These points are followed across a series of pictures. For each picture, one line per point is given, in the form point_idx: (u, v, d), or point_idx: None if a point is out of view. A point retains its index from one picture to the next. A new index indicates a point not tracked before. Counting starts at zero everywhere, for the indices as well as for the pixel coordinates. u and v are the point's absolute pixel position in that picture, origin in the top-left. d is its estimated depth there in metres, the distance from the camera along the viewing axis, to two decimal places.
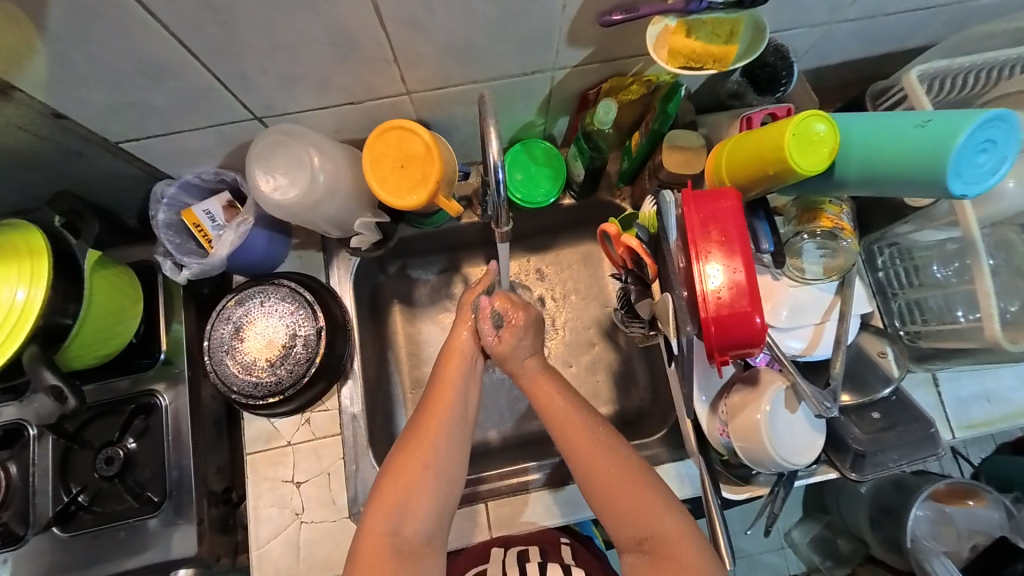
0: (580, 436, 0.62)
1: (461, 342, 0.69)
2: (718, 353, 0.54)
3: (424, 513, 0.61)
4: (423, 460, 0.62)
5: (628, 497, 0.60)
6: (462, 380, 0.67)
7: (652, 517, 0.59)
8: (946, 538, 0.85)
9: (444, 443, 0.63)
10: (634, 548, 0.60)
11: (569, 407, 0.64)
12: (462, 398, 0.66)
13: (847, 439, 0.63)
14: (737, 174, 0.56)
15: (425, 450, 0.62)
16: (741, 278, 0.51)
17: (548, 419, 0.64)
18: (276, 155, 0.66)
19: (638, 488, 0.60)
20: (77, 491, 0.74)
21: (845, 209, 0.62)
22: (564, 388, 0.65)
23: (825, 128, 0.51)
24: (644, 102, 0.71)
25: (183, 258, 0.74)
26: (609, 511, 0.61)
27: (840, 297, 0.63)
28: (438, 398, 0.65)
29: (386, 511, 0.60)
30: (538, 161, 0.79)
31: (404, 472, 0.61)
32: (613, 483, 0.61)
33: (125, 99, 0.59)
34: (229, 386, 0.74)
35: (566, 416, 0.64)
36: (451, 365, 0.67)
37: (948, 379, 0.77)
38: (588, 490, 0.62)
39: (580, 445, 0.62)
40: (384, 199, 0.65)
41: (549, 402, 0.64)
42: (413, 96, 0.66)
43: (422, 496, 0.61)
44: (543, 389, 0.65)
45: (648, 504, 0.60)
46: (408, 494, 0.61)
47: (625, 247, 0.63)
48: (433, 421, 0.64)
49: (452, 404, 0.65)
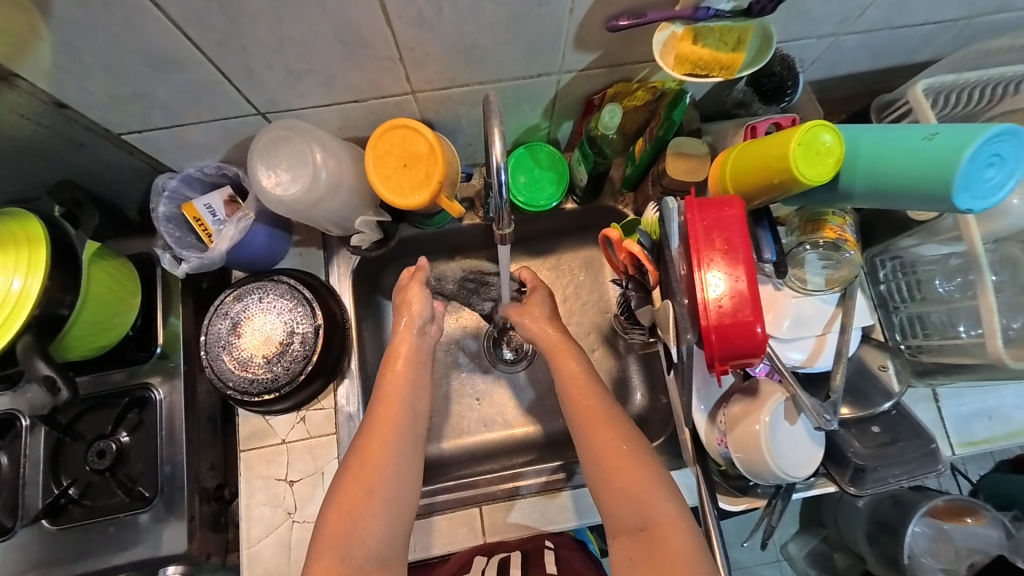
0: (590, 403, 0.67)
1: (405, 339, 0.74)
2: (719, 362, 0.53)
3: (369, 537, 0.59)
4: (367, 484, 0.62)
5: (627, 466, 0.61)
6: (406, 390, 0.70)
7: (648, 492, 0.60)
8: (944, 555, 0.84)
9: (400, 436, 0.66)
10: (627, 531, 0.60)
11: (581, 376, 0.69)
12: (414, 412, 0.69)
13: (847, 453, 0.62)
14: (741, 183, 0.56)
15: (370, 473, 0.62)
16: (743, 287, 0.51)
17: (562, 381, 0.70)
18: (280, 151, 0.66)
19: (638, 457, 0.62)
20: (67, 484, 0.73)
21: (849, 220, 0.62)
22: (580, 354, 0.72)
23: (831, 139, 0.50)
24: (649, 109, 0.71)
25: (182, 252, 0.74)
26: (607, 486, 0.62)
27: (842, 309, 0.63)
28: (382, 410, 0.67)
29: (332, 544, 0.58)
30: (542, 164, 0.79)
31: (349, 498, 0.61)
32: (616, 450, 0.63)
33: (131, 90, 0.59)
34: (225, 382, 0.73)
35: (579, 385, 0.69)
36: (397, 371, 0.71)
37: (949, 396, 0.76)
38: (591, 460, 0.64)
39: (590, 416, 0.65)
40: (386, 198, 0.64)
41: (569, 360, 0.71)
42: (418, 95, 0.66)
43: (370, 523, 0.60)
44: (561, 348, 0.73)
45: (645, 477, 0.61)
46: (363, 516, 0.60)
47: (626, 253, 0.62)
48: (376, 441, 0.65)
49: (399, 411, 0.68)
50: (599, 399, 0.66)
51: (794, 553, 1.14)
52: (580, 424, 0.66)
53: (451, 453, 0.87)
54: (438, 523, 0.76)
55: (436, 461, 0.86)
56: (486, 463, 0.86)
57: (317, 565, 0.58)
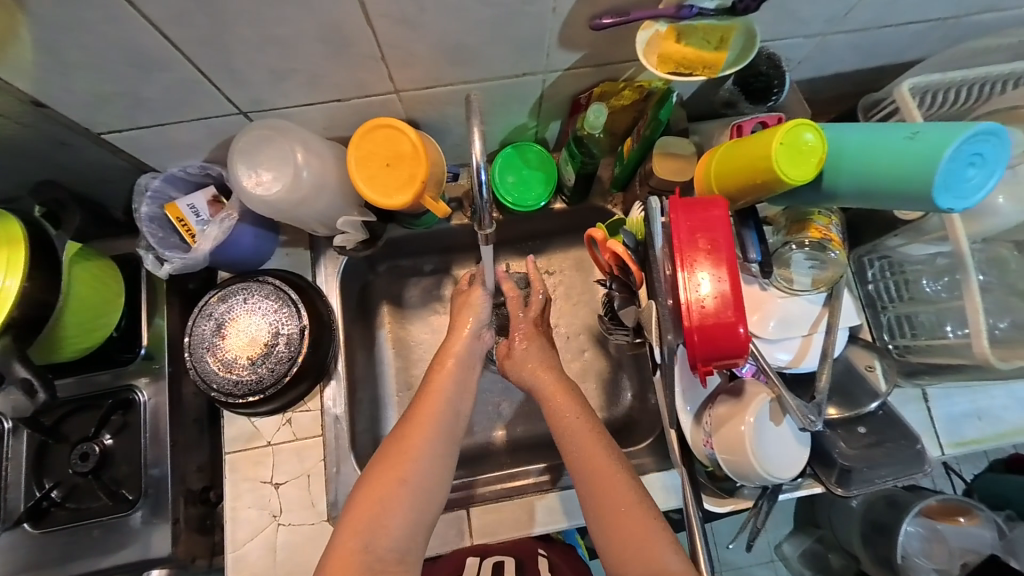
0: (597, 460, 0.63)
1: (458, 342, 0.71)
2: (702, 364, 0.52)
3: (395, 530, 0.59)
4: (400, 474, 0.61)
5: (636, 525, 0.59)
6: (448, 396, 0.67)
7: (658, 554, 0.57)
8: (937, 556, 0.84)
9: (437, 434, 0.64)
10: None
11: (585, 426, 0.66)
12: (451, 415, 0.66)
13: (834, 454, 0.62)
14: (725, 182, 0.55)
15: (404, 462, 0.62)
16: (726, 288, 0.51)
17: (558, 427, 0.67)
18: (261, 150, 0.65)
19: (646, 517, 0.59)
20: (50, 487, 0.73)
21: (835, 220, 0.61)
22: (581, 401, 0.69)
23: (813, 137, 0.50)
24: (637, 109, 0.71)
25: (164, 252, 0.73)
26: (614, 545, 0.59)
27: (829, 309, 0.62)
28: (421, 408, 0.66)
29: (355, 528, 0.58)
30: (531, 164, 0.79)
31: (380, 485, 0.60)
32: (624, 508, 0.60)
33: (110, 89, 0.58)
34: (209, 384, 0.73)
35: (584, 436, 0.65)
36: (443, 373, 0.69)
37: (938, 396, 0.76)
38: (598, 518, 0.61)
39: (597, 474, 0.62)
40: (369, 198, 0.64)
41: (571, 409, 0.68)
42: (403, 94, 0.66)
43: (393, 512, 0.60)
44: (560, 394, 0.69)
45: (653, 538, 0.58)
46: (381, 508, 0.59)
47: (610, 253, 0.62)
48: (410, 433, 0.64)
49: (436, 409, 0.66)
50: (604, 455, 0.63)
51: (788, 553, 1.14)
52: (584, 481, 0.62)
53: None
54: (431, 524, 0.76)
55: None
56: (478, 464, 0.85)
57: (339, 547, 0.58)
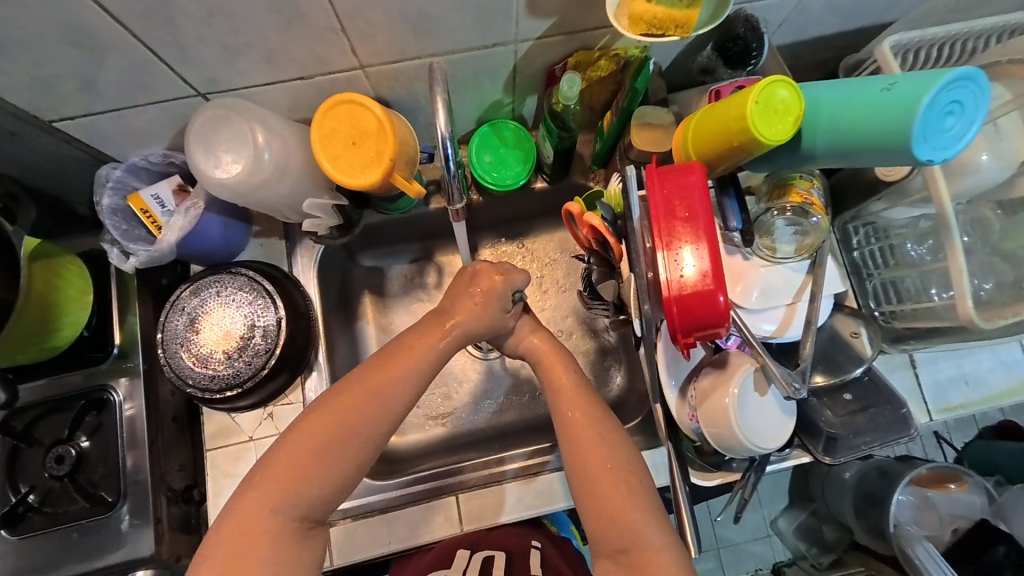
0: (584, 425, 0.62)
1: (457, 325, 0.66)
2: (682, 335, 0.51)
3: (325, 498, 0.57)
4: (340, 442, 0.57)
5: (616, 493, 0.58)
6: (418, 373, 0.62)
7: (637, 521, 0.56)
8: (928, 523, 0.84)
9: (395, 393, 0.60)
10: (612, 556, 0.57)
11: (575, 391, 0.64)
12: (417, 385, 0.62)
13: (819, 422, 0.61)
14: (701, 148, 0.54)
15: (347, 433, 0.57)
16: (709, 258, 0.49)
17: (551, 387, 0.66)
18: (219, 131, 0.63)
19: (627, 487, 0.58)
20: (26, 491, 0.71)
21: (817, 184, 0.60)
22: (574, 365, 0.67)
23: (788, 94, 0.48)
24: (615, 80, 0.70)
25: (129, 245, 0.71)
26: (594, 513, 0.58)
27: (812, 277, 0.61)
28: (376, 371, 0.60)
29: (273, 495, 0.54)
30: (507, 142, 0.77)
31: (305, 445, 0.56)
32: (604, 472, 0.59)
33: (55, 72, 0.55)
34: (184, 379, 0.71)
35: (572, 400, 0.64)
36: (412, 353, 0.63)
37: (926, 362, 0.76)
38: (578, 481, 0.60)
39: (581, 441, 0.61)
40: (336, 178, 0.61)
41: (562, 375, 0.66)
42: (368, 70, 0.63)
43: (324, 480, 0.56)
44: (553, 359, 0.68)
45: (633, 507, 0.57)
46: (313, 474, 0.56)
47: (588, 227, 0.60)
48: (355, 400, 0.58)
49: (400, 375, 0.61)
50: (592, 422, 0.61)
51: (783, 528, 1.15)
52: (569, 448, 0.61)
53: (430, 442, 0.85)
54: (417, 514, 0.75)
55: (416, 450, 0.85)
56: (467, 450, 0.84)
57: (247, 501, 0.54)
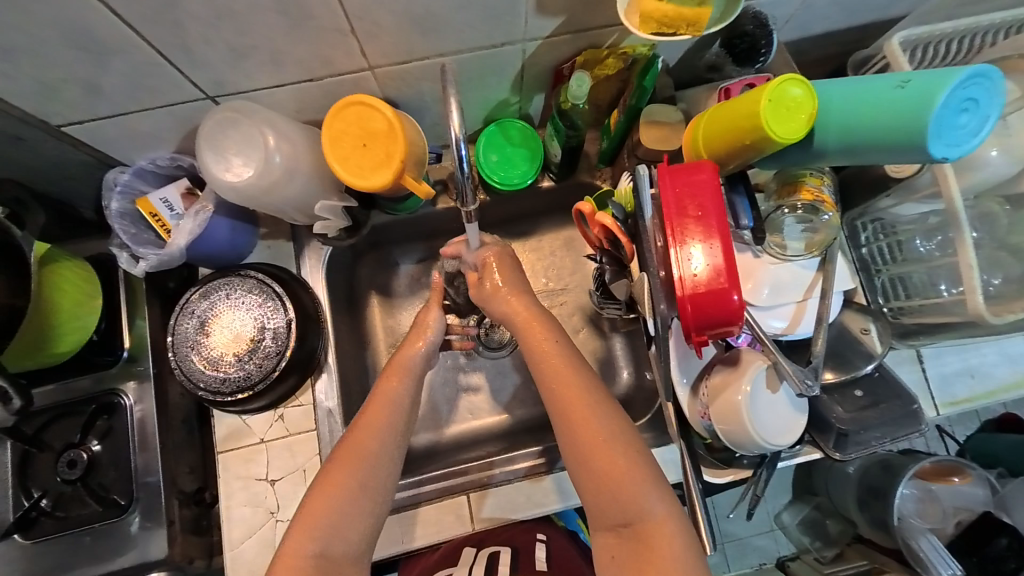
0: (575, 399, 0.58)
1: (414, 350, 0.66)
2: (696, 333, 0.51)
3: (351, 532, 0.57)
4: (358, 476, 0.58)
5: (615, 468, 0.56)
6: (399, 403, 0.61)
7: (639, 496, 0.55)
8: (931, 516, 0.84)
9: (388, 431, 0.60)
10: (614, 531, 0.56)
11: (563, 362, 0.60)
12: (404, 412, 0.62)
13: (830, 419, 0.61)
14: (713, 147, 0.54)
15: (360, 466, 0.58)
16: (719, 254, 0.49)
17: (535, 358, 0.61)
18: (228, 134, 0.62)
19: (626, 459, 0.56)
20: (38, 495, 0.70)
21: (827, 181, 0.60)
22: (558, 330, 0.62)
23: (801, 92, 0.48)
24: (622, 78, 0.69)
25: (138, 249, 0.70)
26: (594, 491, 0.57)
27: (822, 274, 0.62)
28: (369, 413, 0.61)
29: (302, 531, 0.55)
30: (513, 141, 0.77)
31: (329, 485, 0.57)
32: (602, 449, 0.57)
33: (62, 76, 0.55)
34: (196, 383, 0.71)
35: (560, 372, 0.60)
36: (394, 383, 0.62)
37: (931, 356, 0.76)
38: (575, 460, 0.58)
39: (574, 413, 0.58)
40: (346, 180, 0.61)
41: (544, 340, 0.62)
42: (376, 70, 0.63)
43: (347, 512, 0.57)
44: (532, 324, 0.63)
45: (632, 478, 0.56)
46: (332, 511, 0.56)
47: (600, 226, 0.60)
48: (360, 440, 0.59)
49: (388, 414, 0.61)
50: (583, 394, 0.58)
51: (787, 522, 1.16)
52: (562, 421, 0.59)
53: (438, 441, 0.85)
54: (427, 513, 0.75)
55: (424, 452, 0.85)
56: (476, 449, 0.85)
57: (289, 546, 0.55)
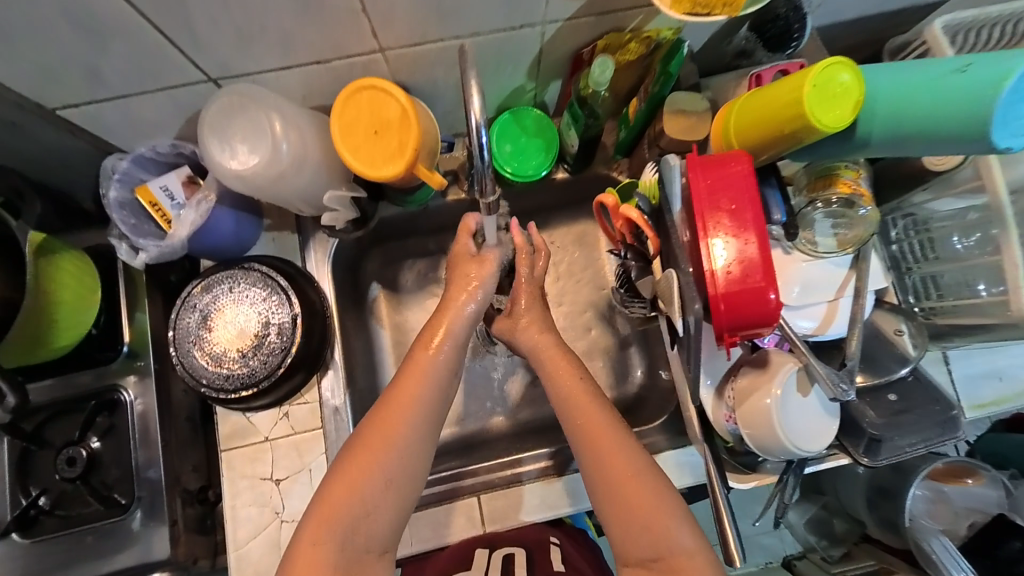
0: (602, 432, 0.58)
1: (456, 309, 0.62)
2: (727, 334, 0.49)
3: (375, 524, 0.55)
4: (379, 465, 0.55)
5: (644, 503, 0.55)
6: (433, 398, 0.58)
7: (669, 530, 0.54)
8: (942, 517, 0.81)
9: (405, 444, 0.56)
10: (642, 565, 0.55)
11: (586, 396, 0.60)
12: (431, 418, 0.58)
13: (862, 423, 0.58)
14: (745, 137, 0.51)
15: (386, 453, 0.55)
16: (753, 251, 0.46)
17: (558, 394, 0.62)
18: (234, 121, 0.59)
19: (654, 489, 0.55)
20: (37, 494, 0.68)
21: (863, 174, 0.58)
22: (581, 368, 0.63)
23: (849, 78, 0.45)
24: (642, 65, 0.65)
25: (138, 241, 0.68)
26: (623, 524, 0.55)
27: (855, 271, 0.58)
28: (399, 393, 0.57)
29: (320, 528, 0.53)
30: (528, 131, 0.73)
31: (348, 476, 0.54)
32: (631, 484, 0.55)
33: (57, 57, 0.52)
34: (199, 379, 0.68)
35: (586, 407, 0.59)
36: (428, 356, 0.59)
37: (957, 357, 0.74)
38: (603, 495, 0.57)
39: (602, 445, 0.57)
40: (357, 170, 0.58)
41: (571, 374, 0.61)
42: (388, 54, 0.60)
43: (369, 506, 0.54)
44: (561, 363, 0.63)
45: (661, 510, 0.54)
46: (354, 502, 0.54)
47: (624, 220, 0.57)
48: (389, 424, 0.56)
49: (419, 394, 0.58)
50: (609, 427, 0.57)
51: (794, 521, 1.12)
52: (585, 456, 0.58)
53: (446, 440, 0.83)
54: (436, 515, 0.73)
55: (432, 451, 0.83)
56: (485, 449, 0.83)
57: (302, 543, 0.53)
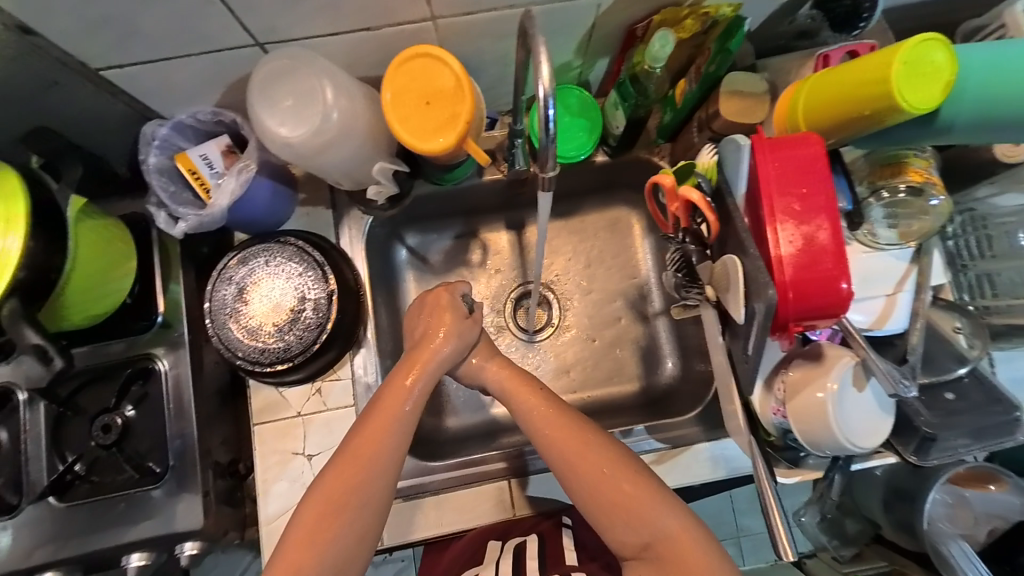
0: (567, 437, 0.57)
1: (438, 342, 0.63)
2: (792, 323, 0.47)
3: (349, 557, 0.53)
4: (356, 495, 0.53)
5: (626, 495, 0.54)
6: (405, 421, 0.58)
7: (653, 516, 0.53)
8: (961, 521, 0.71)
9: (378, 467, 0.55)
10: (638, 554, 0.54)
11: (551, 408, 0.59)
12: (406, 438, 0.57)
13: (916, 421, 0.56)
14: (819, 117, 0.49)
15: (357, 486, 0.54)
16: (823, 237, 0.44)
17: (524, 420, 0.60)
18: (281, 87, 0.58)
19: (630, 480, 0.54)
20: (72, 460, 0.68)
21: (932, 163, 0.55)
22: (542, 386, 0.62)
23: (943, 56, 0.43)
24: (694, 44, 0.63)
25: (178, 209, 0.67)
26: (612, 520, 0.54)
27: (917, 266, 0.56)
28: (375, 421, 0.57)
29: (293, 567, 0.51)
30: (572, 110, 0.71)
31: (316, 510, 0.53)
32: (607, 478, 0.55)
33: (107, 12, 0.50)
34: (234, 352, 0.68)
35: (552, 418, 0.59)
36: (409, 382, 0.59)
37: (1003, 360, 0.71)
38: (588, 501, 0.56)
39: (571, 451, 0.56)
40: (406, 141, 0.56)
41: (534, 402, 0.60)
42: (439, 22, 0.58)
43: (343, 538, 0.53)
44: (520, 387, 0.62)
45: (644, 497, 0.54)
46: (329, 534, 0.52)
47: (681, 201, 0.55)
48: (363, 453, 0.55)
49: (393, 423, 0.57)
50: (574, 429, 0.57)
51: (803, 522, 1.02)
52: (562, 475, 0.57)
53: (471, 425, 0.83)
54: (466, 497, 0.73)
55: (459, 434, 0.83)
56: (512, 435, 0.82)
57: None
